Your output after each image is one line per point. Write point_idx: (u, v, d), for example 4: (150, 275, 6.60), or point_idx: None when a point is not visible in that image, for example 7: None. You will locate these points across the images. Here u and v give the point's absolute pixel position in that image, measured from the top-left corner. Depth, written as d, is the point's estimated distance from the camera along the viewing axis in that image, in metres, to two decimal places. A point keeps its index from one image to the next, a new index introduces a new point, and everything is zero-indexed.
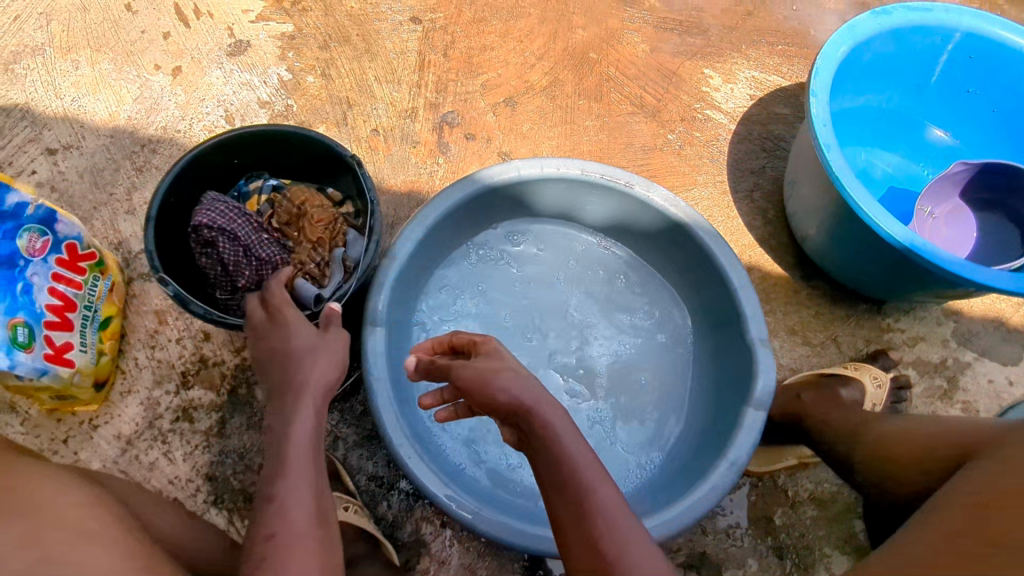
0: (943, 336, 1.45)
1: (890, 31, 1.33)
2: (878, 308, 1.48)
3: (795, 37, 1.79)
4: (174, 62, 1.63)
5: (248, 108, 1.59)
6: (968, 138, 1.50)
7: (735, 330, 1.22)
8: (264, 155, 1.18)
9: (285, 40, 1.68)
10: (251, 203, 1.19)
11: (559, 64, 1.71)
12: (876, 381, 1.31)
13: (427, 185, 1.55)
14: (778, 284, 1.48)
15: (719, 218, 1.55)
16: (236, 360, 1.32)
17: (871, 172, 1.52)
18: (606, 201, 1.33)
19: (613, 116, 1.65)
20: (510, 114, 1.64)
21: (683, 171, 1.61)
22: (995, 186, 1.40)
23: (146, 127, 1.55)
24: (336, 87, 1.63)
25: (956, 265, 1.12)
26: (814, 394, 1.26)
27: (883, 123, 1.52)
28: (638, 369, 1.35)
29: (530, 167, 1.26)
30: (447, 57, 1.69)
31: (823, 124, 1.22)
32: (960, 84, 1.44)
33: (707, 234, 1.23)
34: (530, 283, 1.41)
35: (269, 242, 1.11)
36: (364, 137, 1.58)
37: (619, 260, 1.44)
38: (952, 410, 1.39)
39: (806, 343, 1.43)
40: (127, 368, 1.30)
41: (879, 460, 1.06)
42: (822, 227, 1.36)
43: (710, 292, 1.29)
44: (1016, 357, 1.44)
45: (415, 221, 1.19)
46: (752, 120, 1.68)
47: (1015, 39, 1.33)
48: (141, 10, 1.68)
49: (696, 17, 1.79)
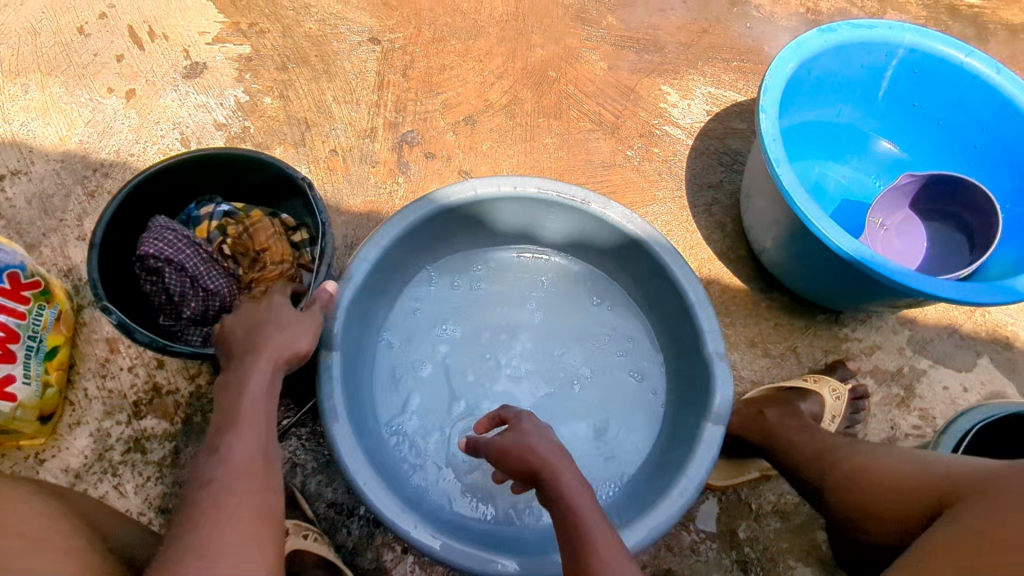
0: (899, 345, 1.47)
1: (836, 47, 1.37)
2: (836, 318, 1.50)
3: (749, 54, 1.83)
4: (128, 85, 1.61)
5: (204, 131, 1.58)
6: (917, 150, 1.54)
7: (693, 344, 1.23)
8: (215, 178, 1.16)
9: (242, 62, 1.66)
10: (200, 230, 1.13)
11: (519, 82, 1.72)
12: (835, 393, 1.33)
13: (387, 205, 1.54)
14: (737, 296, 1.50)
15: (678, 233, 1.57)
16: (191, 388, 1.29)
17: (824, 185, 1.55)
18: (564, 219, 1.34)
19: (572, 134, 1.67)
20: (470, 133, 1.64)
21: (642, 186, 1.62)
22: (944, 198, 1.44)
23: (98, 151, 1.52)
24: (294, 108, 1.62)
25: (904, 276, 1.14)
26: (777, 409, 1.26)
27: (834, 137, 1.56)
28: (601, 386, 1.35)
29: (487, 186, 1.26)
30: (407, 77, 1.69)
31: (773, 139, 1.24)
32: (906, 98, 1.48)
33: (663, 249, 1.24)
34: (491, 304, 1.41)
35: (217, 272, 1.09)
36: (323, 158, 1.57)
37: (582, 278, 1.45)
38: (909, 417, 1.41)
39: (766, 355, 1.44)
40: (76, 400, 1.27)
41: (848, 484, 1.07)
42: (777, 241, 1.38)
43: (668, 307, 1.30)
44: (970, 364, 1.47)
45: (370, 242, 1.18)
46: (709, 135, 1.70)
47: (956, 54, 1.36)
48: (93, 33, 1.66)
49: (653, 34, 1.82)
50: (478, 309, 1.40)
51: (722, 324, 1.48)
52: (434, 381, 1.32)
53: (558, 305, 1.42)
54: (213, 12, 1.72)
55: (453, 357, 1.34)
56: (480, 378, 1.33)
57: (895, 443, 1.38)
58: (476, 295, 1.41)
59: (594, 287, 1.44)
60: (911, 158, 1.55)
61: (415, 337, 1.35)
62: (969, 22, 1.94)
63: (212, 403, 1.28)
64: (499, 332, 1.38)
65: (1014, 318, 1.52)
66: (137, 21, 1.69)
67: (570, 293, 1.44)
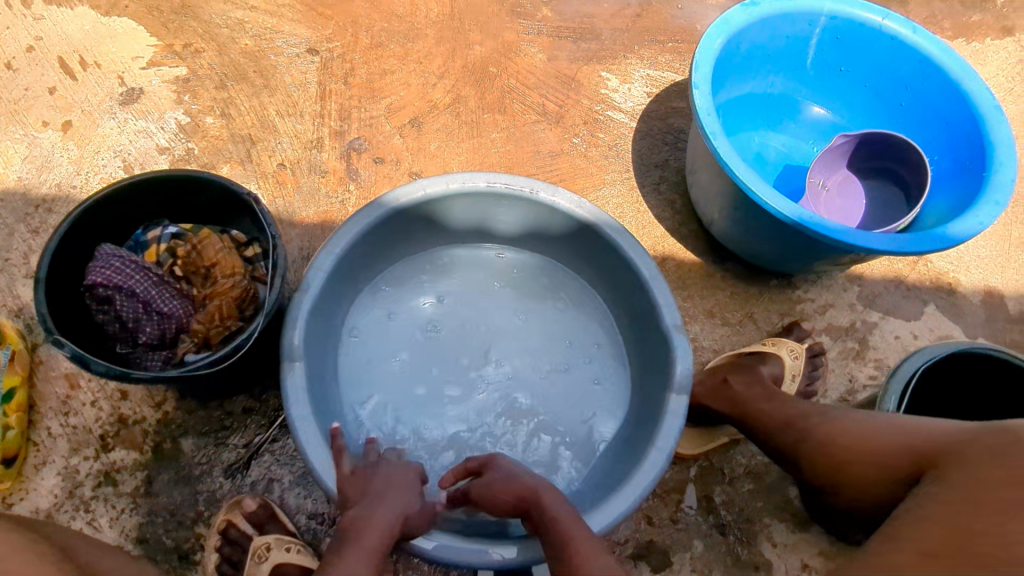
0: (850, 301, 1.53)
1: (761, 20, 1.41)
2: (789, 282, 1.54)
3: (683, 34, 1.87)
4: (64, 116, 1.58)
5: (147, 156, 1.55)
6: (850, 113, 1.59)
7: (651, 319, 1.26)
8: (161, 202, 1.15)
9: (179, 83, 1.65)
10: (149, 253, 1.11)
11: (460, 81, 1.73)
12: (793, 353, 1.37)
13: (340, 213, 1.54)
14: (692, 270, 1.54)
15: (630, 214, 1.60)
16: (159, 415, 1.28)
17: (765, 155, 1.61)
18: (515, 211, 1.36)
19: (518, 126, 1.69)
20: (416, 135, 1.65)
21: (591, 172, 1.65)
22: (878, 155, 1.50)
23: (39, 187, 1.49)
24: (237, 125, 1.61)
25: (842, 233, 1.18)
26: (740, 376, 1.29)
27: (770, 107, 1.61)
28: (569, 371, 1.38)
29: (436, 185, 1.27)
30: (348, 85, 1.69)
31: (708, 113, 1.28)
32: (833, 64, 1.53)
33: (615, 231, 1.27)
34: (454, 302, 1.42)
35: (170, 294, 1.07)
36: (271, 173, 1.56)
37: (541, 269, 1.46)
38: (866, 369, 1.46)
39: (725, 323, 1.49)
40: (40, 440, 1.24)
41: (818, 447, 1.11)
42: (724, 212, 1.42)
43: (624, 286, 1.33)
44: (917, 312, 1.53)
45: (323, 251, 1.18)
46: (651, 116, 1.74)
47: (874, 18, 1.42)
48: (22, 67, 1.63)
49: (589, 22, 1.85)
50: (442, 310, 1.41)
51: (680, 298, 1.51)
52: (404, 382, 1.33)
53: (518, 297, 1.44)
54: (146, 37, 1.70)
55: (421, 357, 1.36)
56: (450, 375, 1.35)
57: (853, 395, 1.44)
58: (438, 294, 1.42)
59: (553, 276, 1.46)
60: (844, 122, 1.60)
61: (381, 341, 1.36)
62: None
63: (182, 428, 1.27)
64: (465, 329, 1.40)
65: (955, 265, 1.58)
66: (66, 50, 1.66)
67: (531, 285, 1.46)
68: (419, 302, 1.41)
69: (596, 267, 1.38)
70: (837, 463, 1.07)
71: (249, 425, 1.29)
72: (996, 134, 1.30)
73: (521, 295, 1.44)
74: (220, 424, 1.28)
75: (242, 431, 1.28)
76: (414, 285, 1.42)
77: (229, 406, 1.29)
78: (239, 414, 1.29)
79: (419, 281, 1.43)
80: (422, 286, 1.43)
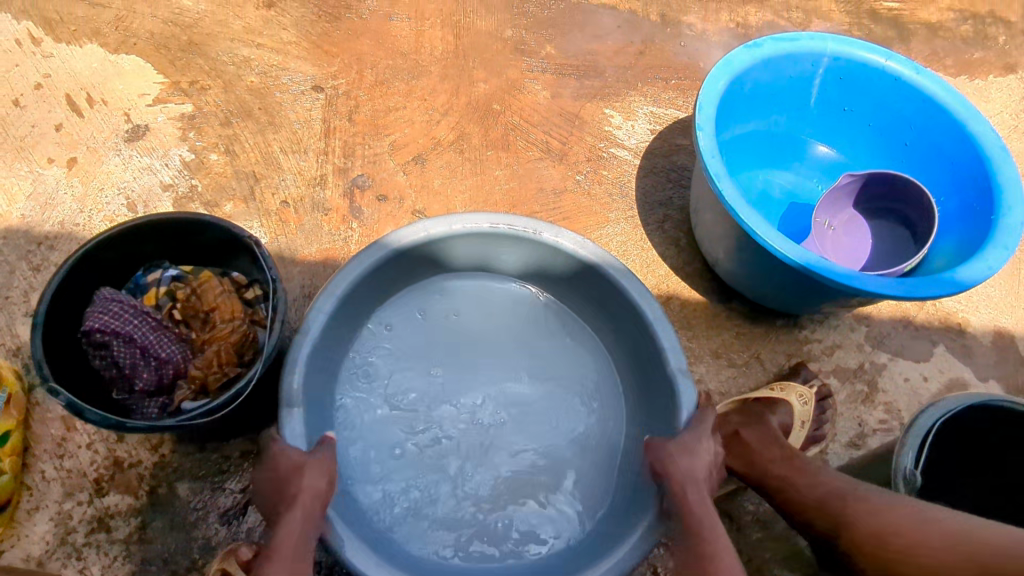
0: (858, 341, 1.51)
1: (764, 61, 1.41)
2: (795, 322, 1.52)
3: (686, 71, 1.88)
4: (69, 154, 1.58)
5: (151, 193, 1.55)
6: (853, 153, 1.59)
7: (656, 362, 1.24)
8: (161, 244, 1.14)
9: (185, 120, 1.65)
10: (149, 296, 1.10)
11: (464, 118, 1.74)
12: (802, 399, 1.34)
13: (342, 251, 1.53)
14: (698, 309, 1.52)
15: (634, 252, 1.59)
16: (155, 458, 1.25)
17: (769, 193, 1.60)
18: (518, 251, 1.35)
19: (522, 164, 1.69)
20: (420, 172, 1.65)
21: (594, 210, 1.64)
22: (882, 196, 1.49)
23: (42, 225, 1.49)
24: (241, 163, 1.61)
25: (849, 279, 1.17)
26: (753, 429, 1.26)
27: (774, 145, 1.61)
28: (572, 412, 1.36)
29: (438, 226, 1.26)
30: (353, 122, 1.70)
31: (712, 156, 1.27)
32: (836, 104, 1.53)
33: (618, 272, 1.26)
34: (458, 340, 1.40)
35: (167, 338, 1.07)
36: (275, 211, 1.56)
37: (543, 307, 1.45)
38: (875, 412, 1.44)
39: (731, 365, 1.46)
40: (34, 484, 1.22)
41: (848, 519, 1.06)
42: (729, 252, 1.41)
43: (626, 327, 1.31)
44: (927, 353, 1.51)
45: (325, 292, 1.17)
46: (655, 153, 1.74)
47: (876, 59, 1.42)
48: (29, 104, 1.64)
49: (593, 60, 1.87)
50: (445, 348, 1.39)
51: (686, 338, 1.49)
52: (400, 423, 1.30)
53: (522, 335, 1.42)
54: (153, 74, 1.72)
55: (421, 396, 1.33)
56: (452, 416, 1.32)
57: (864, 440, 1.41)
58: (441, 331, 1.40)
59: (557, 313, 1.44)
60: (848, 162, 1.60)
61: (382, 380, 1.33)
62: (891, 24, 2.05)
63: (177, 472, 1.25)
64: (468, 368, 1.37)
65: (963, 305, 1.57)
66: (74, 88, 1.67)
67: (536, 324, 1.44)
68: (420, 339, 1.39)
69: (598, 307, 1.36)
70: (886, 553, 1.01)
71: (246, 469, 1.27)
72: (1004, 176, 1.29)
73: (524, 332, 1.42)
74: (216, 468, 1.26)
75: (239, 475, 1.26)
76: (416, 323, 1.40)
77: (227, 449, 1.27)
78: (236, 458, 1.27)
79: (422, 318, 1.40)
80: (424, 324, 1.40)
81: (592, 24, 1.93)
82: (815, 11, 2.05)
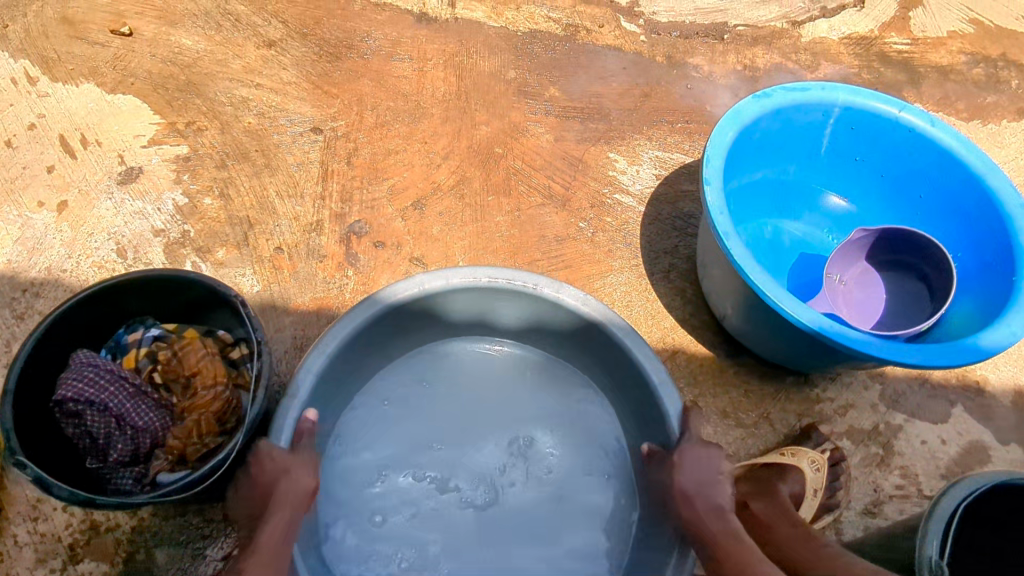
0: (872, 401, 1.44)
1: (774, 111, 1.37)
2: (806, 379, 1.46)
3: (693, 114, 1.85)
4: (60, 197, 1.55)
5: (141, 239, 1.51)
6: (866, 204, 1.54)
7: (661, 430, 1.18)
8: (143, 303, 1.10)
9: (180, 162, 1.62)
10: (128, 359, 1.06)
11: (465, 162, 1.70)
12: (814, 466, 1.28)
13: (337, 300, 1.48)
14: (704, 365, 1.46)
15: (639, 303, 1.53)
16: (133, 522, 1.19)
17: (778, 243, 1.55)
18: (518, 307, 1.30)
19: (523, 210, 1.64)
20: (419, 218, 1.61)
21: (598, 258, 1.59)
22: (896, 249, 1.43)
23: (28, 271, 1.45)
24: (235, 207, 1.57)
25: (865, 345, 1.11)
26: (763, 502, 1.22)
27: (783, 194, 1.56)
28: (575, 479, 1.29)
29: (436, 280, 1.21)
30: (351, 165, 1.66)
31: (720, 212, 1.22)
32: (848, 153, 1.49)
33: (621, 330, 1.20)
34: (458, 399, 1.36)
35: (146, 405, 1.01)
36: (268, 257, 1.51)
37: (547, 365, 1.40)
38: (891, 478, 1.37)
39: (739, 425, 1.40)
40: (5, 550, 1.16)
41: None
42: (737, 308, 1.36)
43: (631, 389, 1.24)
44: (945, 414, 1.44)
45: (315, 350, 1.11)
46: (660, 199, 1.69)
47: (890, 110, 1.38)
48: (22, 145, 1.61)
49: (597, 102, 1.84)
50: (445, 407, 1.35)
51: (692, 395, 1.43)
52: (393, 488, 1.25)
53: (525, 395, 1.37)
54: (149, 115, 1.69)
55: (417, 461, 1.28)
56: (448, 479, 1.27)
57: (879, 508, 1.34)
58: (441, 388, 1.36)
59: (563, 372, 1.38)
60: (860, 212, 1.55)
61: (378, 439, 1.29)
62: (901, 67, 2.02)
63: (156, 537, 1.19)
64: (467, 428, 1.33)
65: (982, 363, 1.50)
66: (68, 128, 1.64)
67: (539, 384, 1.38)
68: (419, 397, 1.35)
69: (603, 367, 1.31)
70: None
71: (228, 534, 1.20)
72: None
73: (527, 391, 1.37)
74: (198, 533, 1.20)
75: (221, 541, 1.20)
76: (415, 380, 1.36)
77: (209, 512, 1.21)
78: (218, 522, 1.21)
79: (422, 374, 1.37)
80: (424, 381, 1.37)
81: (596, 66, 1.91)
82: (824, 53, 2.01)
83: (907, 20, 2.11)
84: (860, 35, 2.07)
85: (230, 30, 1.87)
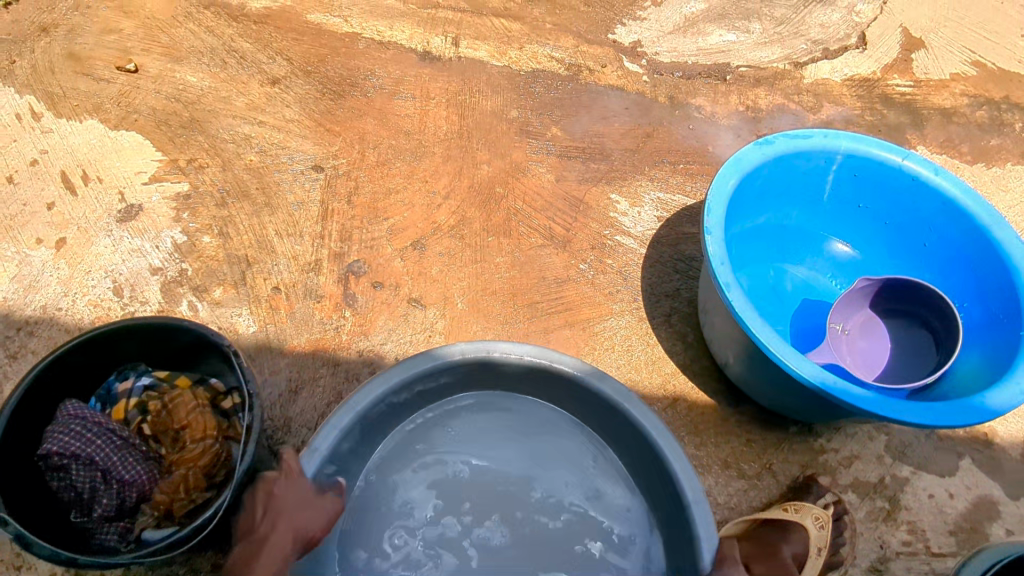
0: (877, 452, 1.41)
1: (775, 158, 1.36)
2: (810, 428, 1.43)
3: (695, 155, 1.84)
4: (58, 233, 1.54)
5: (138, 277, 1.50)
6: (871, 250, 1.52)
7: (686, 536, 1.06)
8: (133, 352, 1.09)
9: (180, 200, 1.62)
10: (117, 410, 1.05)
11: (466, 201, 1.70)
12: (818, 522, 1.25)
13: (333, 341, 1.46)
14: (706, 413, 1.43)
15: (639, 347, 1.51)
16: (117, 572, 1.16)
17: (780, 288, 1.54)
18: (556, 386, 1.21)
19: (524, 251, 1.63)
20: (418, 258, 1.60)
21: (598, 300, 1.58)
22: (900, 297, 1.41)
23: (23, 309, 1.44)
24: (234, 245, 1.57)
25: (871, 404, 1.08)
26: (765, 564, 1.17)
27: (785, 238, 1.55)
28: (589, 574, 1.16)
29: (474, 350, 1.15)
30: (352, 205, 1.66)
31: (722, 263, 1.21)
32: (850, 200, 1.47)
33: (656, 432, 1.08)
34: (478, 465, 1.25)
35: (134, 458, 0.99)
36: (265, 297, 1.50)
37: (577, 445, 1.26)
38: (898, 533, 1.33)
39: (741, 476, 1.36)
40: None
41: None
42: (739, 357, 1.33)
43: (660, 487, 1.13)
44: (953, 467, 1.40)
45: (342, 405, 1.05)
46: (661, 241, 1.68)
47: (893, 158, 1.37)
48: (23, 181, 1.61)
49: (599, 142, 1.84)
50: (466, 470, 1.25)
51: (693, 444, 1.40)
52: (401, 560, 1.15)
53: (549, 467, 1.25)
54: (151, 151, 1.70)
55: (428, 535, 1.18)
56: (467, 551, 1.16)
57: (886, 565, 1.30)
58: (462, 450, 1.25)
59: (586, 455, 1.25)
60: (866, 258, 1.53)
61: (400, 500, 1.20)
62: (904, 109, 2.02)
63: None
64: (491, 495, 1.22)
65: None
66: (70, 164, 1.65)
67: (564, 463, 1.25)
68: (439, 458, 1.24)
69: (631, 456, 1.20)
70: None
71: None
72: None
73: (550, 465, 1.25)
74: None
75: None
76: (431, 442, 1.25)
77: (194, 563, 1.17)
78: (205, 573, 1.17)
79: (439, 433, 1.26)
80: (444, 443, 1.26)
81: (598, 106, 1.91)
82: (826, 95, 2.02)
83: (908, 63, 2.12)
84: (863, 76, 2.07)
85: (236, 67, 1.88)
